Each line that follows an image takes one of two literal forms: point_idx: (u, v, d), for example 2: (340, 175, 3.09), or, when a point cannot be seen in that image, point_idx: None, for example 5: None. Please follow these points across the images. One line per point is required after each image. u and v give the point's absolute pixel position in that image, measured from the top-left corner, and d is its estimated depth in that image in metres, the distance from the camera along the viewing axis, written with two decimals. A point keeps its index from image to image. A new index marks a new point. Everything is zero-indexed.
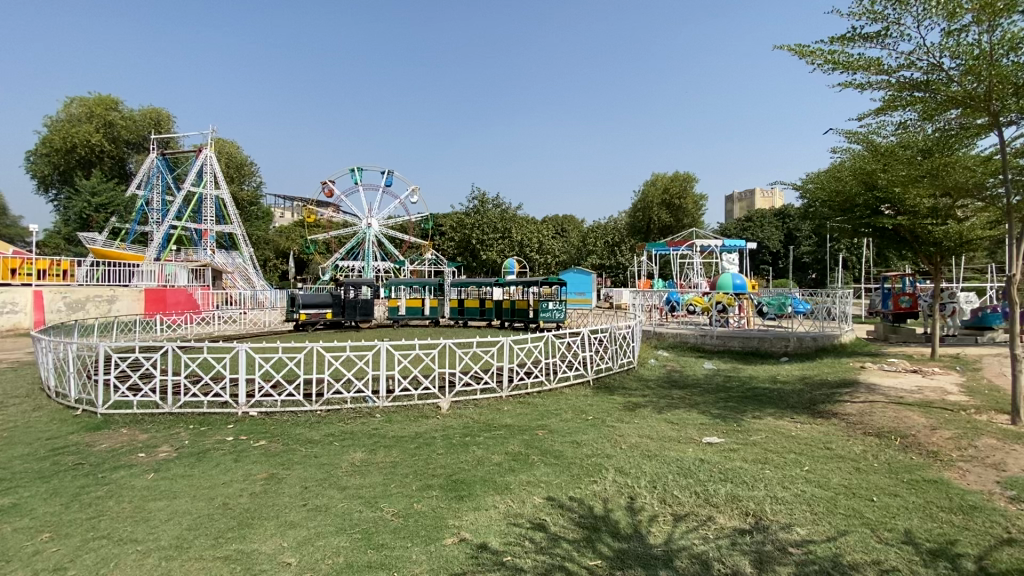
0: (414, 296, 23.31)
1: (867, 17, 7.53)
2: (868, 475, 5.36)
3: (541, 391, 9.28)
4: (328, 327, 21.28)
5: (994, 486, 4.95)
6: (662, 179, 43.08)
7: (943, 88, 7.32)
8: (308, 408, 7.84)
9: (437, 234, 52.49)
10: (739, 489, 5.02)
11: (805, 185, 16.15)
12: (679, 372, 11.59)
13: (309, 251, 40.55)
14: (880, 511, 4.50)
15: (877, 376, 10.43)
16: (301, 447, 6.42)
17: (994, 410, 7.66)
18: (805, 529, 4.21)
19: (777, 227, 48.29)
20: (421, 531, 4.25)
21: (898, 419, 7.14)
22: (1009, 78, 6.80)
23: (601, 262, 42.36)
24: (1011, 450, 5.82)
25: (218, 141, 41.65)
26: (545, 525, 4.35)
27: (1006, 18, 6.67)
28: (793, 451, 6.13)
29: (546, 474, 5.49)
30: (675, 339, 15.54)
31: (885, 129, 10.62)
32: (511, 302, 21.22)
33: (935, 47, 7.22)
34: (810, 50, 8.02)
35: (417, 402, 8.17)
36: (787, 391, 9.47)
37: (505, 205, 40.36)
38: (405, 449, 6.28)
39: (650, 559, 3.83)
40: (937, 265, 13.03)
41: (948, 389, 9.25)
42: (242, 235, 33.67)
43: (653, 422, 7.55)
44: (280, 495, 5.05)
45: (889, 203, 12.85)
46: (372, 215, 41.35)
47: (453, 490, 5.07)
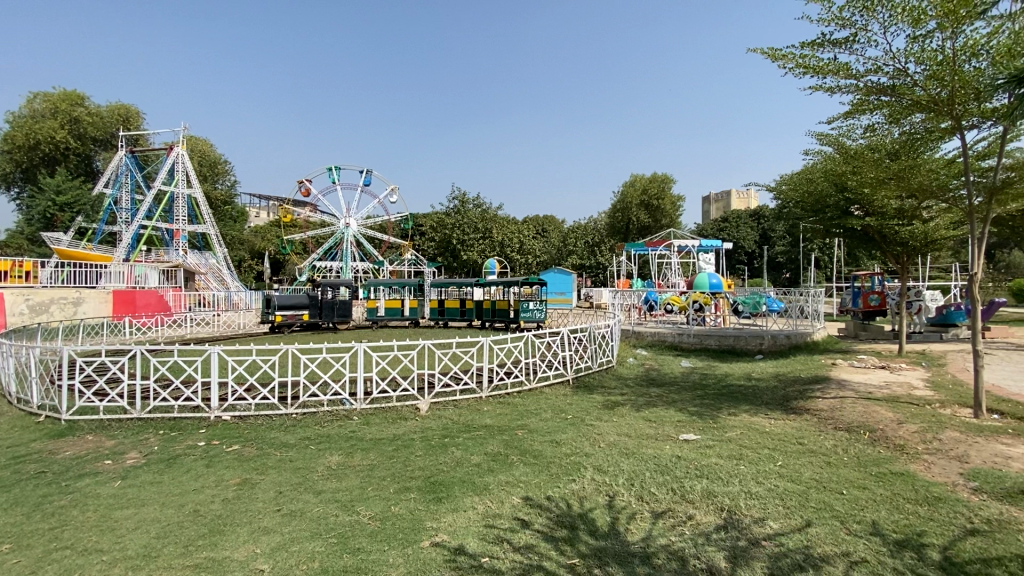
0: (393, 297, 23.11)
1: (836, 23, 7.76)
2: (839, 468, 5.49)
3: (521, 391, 9.26)
4: (304, 328, 20.94)
5: (957, 478, 5.13)
6: (641, 179, 43.57)
7: (909, 92, 7.56)
8: (284, 411, 7.68)
9: (417, 234, 52.19)
10: (714, 485, 5.10)
11: (777, 187, 16.49)
12: (657, 371, 11.71)
13: (286, 252, 39.87)
14: (849, 504, 4.62)
15: (847, 373, 10.73)
16: (276, 451, 6.29)
17: (958, 404, 7.95)
18: (777, 523, 4.30)
19: (752, 227, 49.29)
20: (398, 534, 4.20)
21: (866, 413, 7.35)
22: (971, 84, 7.03)
23: (581, 262, 42.70)
24: (973, 442, 6.03)
25: (190, 138, 40.63)
26: (523, 525, 4.35)
27: (968, 26, 6.91)
28: (767, 447, 6.24)
29: (524, 474, 5.49)
30: (653, 338, 15.70)
31: (854, 132, 10.90)
32: (491, 302, 21.18)
33: (901, 52, 7.46)
34: (783, 53, 8.21)
35: (395, 404, 8.08)
36: (762, 388, 9.66)
37: (486, 205, 40.25)
38: (383, 452, 6.21)
39: (628, 557, 3.85)
40: (904, 264, 13.42)
41: (914, 384, 9.55)
42: (215, 235, 32.86)
43: (632, 420, 7.61)
44: (253, 500, 4.93)
45: (858, 205, 13.19)
46: (350, 215, 40.84)
47: (431, 491, 5.04)
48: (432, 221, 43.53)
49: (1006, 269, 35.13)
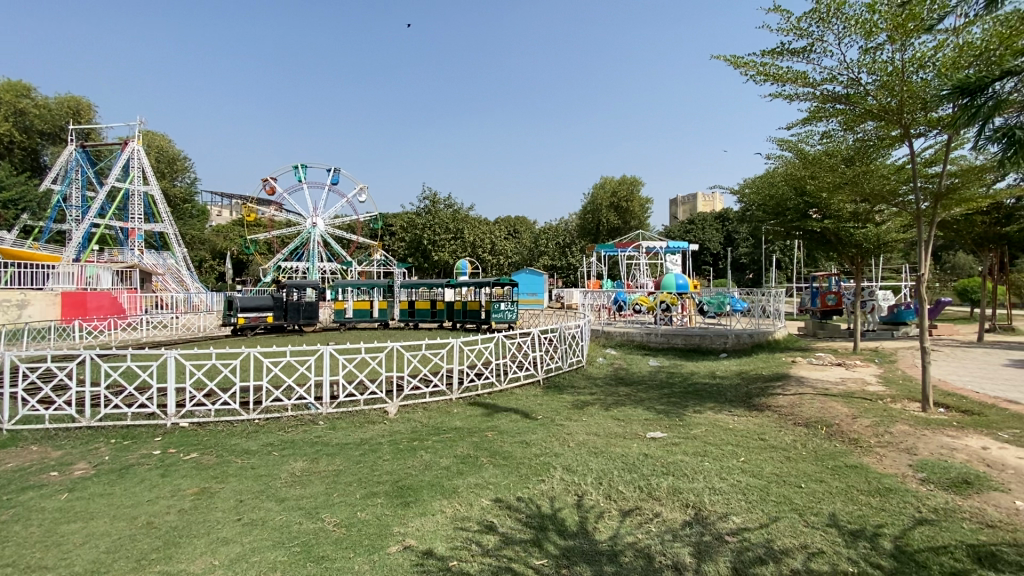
0: (362, 298, 22.70)
1: (794, 33, 8.05)
2: (797, 463, 5.69)
3: (492, 393, 9.22)
4: (269, 330, 20.33)
5: (907, 469, 5.38)
6: (610, 182, 44.13)
7: (861, 101, 7.90)
8: (245, 417, 7.44)
9: (387, 234, 51.55)
10: (680, 481, 5.21)
11: (741, 190, 16.94)
12: (625, 370, 11.90)
13: (250, 252, 38.66)
14: (807, 497, 4.78)
15: (806, 370, 11.16)
16: (237, 458, 6.08)
17: (907, 399, 8.36)
18: (740, 518, 4.41)
19: (717, 229, 50.61)
20: (364, 540, 4.11)
21: (823, 409, 7.64)
22: (918, 94, 7.40)
23: (553, 263, 43.04)
24: (921, 435, 6.34)
25: (146, 134, 38.93)
26: (492, 527, 4.34)
27: (916, 39, 7.26)
28: (730, 443, 6.40)
29: (494, 475, 5.47)
30: (622, 338, 15.91)
31: (812, 138, 11.26)
32: (462, 304, 21.05)
33: (854, 63, 7.80)
34: (744, 61, 8.46)
35: (363, 408, 7.93)
36: (726, 386, 9.93)
37: (457, 205, 40.05)
38: (350, 456, 6.07)
39: (595, 556, 3.87)
40: (859, 266, 13.99)
41: (868, 380, 10.01)
42: (174, 234, 31.57)
43: (600, 419, 7.70)
44: (211, 510, 4.74)
45: (816, 207, 13.68)
46: (317, 214, 39.93)
47: (399, 496, 4.95)
48: (403, 221, 43.06)
49: (951, 269, 37.25)
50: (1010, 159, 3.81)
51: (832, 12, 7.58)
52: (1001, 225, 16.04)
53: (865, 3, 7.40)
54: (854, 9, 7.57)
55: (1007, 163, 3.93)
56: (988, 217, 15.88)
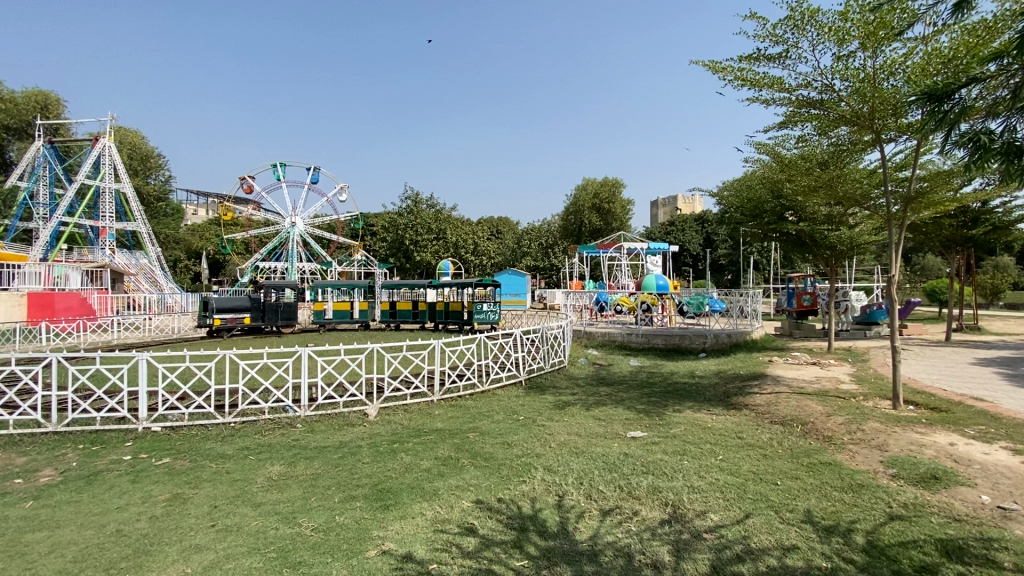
0: (342, 298, 22.42)
1: (770, 39, 8.22)
2: (773, 460, 5.79)
3: (473, 394, 9.18)
4: (245, 331, 19.94)
5: (878, 465, 5.52)
6: (592, 184, 44.40)
7: (834, 106, 8.11)
8: (221, 420, 7.28)
9: (368, 235, 51.09)
10: (660, 480, 5.25)
11: (720, 193, 17.21)
12: (607, 370, 11.99)
13: (227, 252, 37.86)
14: (782, 494, 4.87)
15: (783, 369, 11.40)
16: (212, 463, 5.94)
17: (878, 397, 8.60)
18: (717, 515, 4.48)
19: (697, 231, 51.33)
20: (342, 545, 4.05)
21: (799, 407, 7.80)
22: (889, 100, 7.61)
23: (535, 264, 43.23)
24: (891, 432, 6.52)
25: (118, 130, 37.82)
26: (472, 529, 4.32)
27: (887, 47, 7.47)
28: (708, 442, 6.48)
29: (475, 477, 5.44)
30: (604, 338, 16.00)
31: (788, 142, 11.47)
32: (445, 304, 20.92)
33: (827, 70, 7.99)
34: (722, 66, 8.60)
35: (342, 411, 7.81)
36: (705, 385, 10.09)
37: (439, 205, 39.86)
38: (329, 460, 5.98)
39: (575, 556, 3.88)
40: (833, 267, 14.34)
41: (841, 378, 10.27)
42: (147, 233, 30.81)
43: (582, 419, 7.73)
44: (184, 517, 4.63)
45: (792, 210, 13.99)
46: (297, 214, 39.31)
47: (378, 499, 4.90)
48: (384, 221, 42.71)
49: (921, 271, 38.43)
50: (975, 164, 3.93)
51: (806, 19, 7.75)
52: (967, 229, 16.60)
53: (837, 12, 7.59)
54: (827, 17, 7.75)
55: (973, 167, 4.05)
56: (956, 220, 16.41)
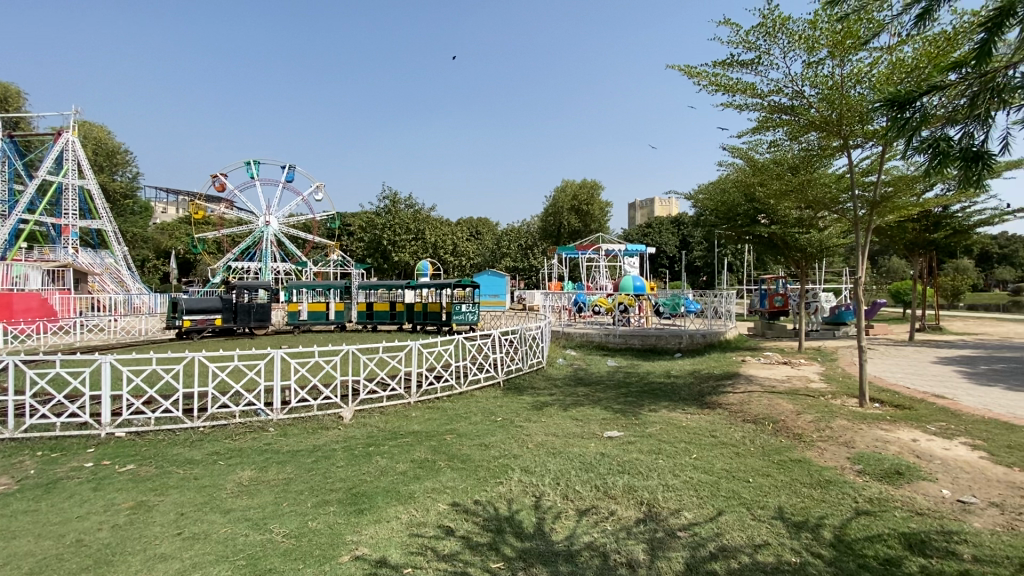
0: (317, 299, 22.03)
1: (743, 46, 8.40)
2: (745, 458, 5.91)
3: (451, 396, 9.12)
4: (217, 333, 19.44)
5: (846, 461, 5.67)
6: (571, 186, 44.62)
7: (804, 112, 8.34)
8: (189, 425, 7.06)
9: (345, 235, 50.43)
10: (635, 480, 5.29)
11: (695, 196, 17.51)
12: (585, 371, 12.06)
13: (198, 252, 36.88)
14: (754, 491, 4.97)
15: (755, 368, 11.63)
16: (179, 469, 5.76)
17: (846, 395, 8.86)
18: (691, 513, 4.54)
19: (673, 233, 52.12)
20: (314, 551, 3.97)
21: (770, 406, 7.97)
22: (856, 107, 7.84)
23: (515, 265, 43.40)
24: (858, 429, 6.72)
25: (82, 125, 36.47)
26: (449, 531, 4.29)
27: (854, 56, 7.72)
28: (683, 441, 6.56)
29: (452, 479, 5.40)
30: (582, 339, 16.10)
31: (761, 147, 11.71)
32: (423, 305, 20.76)
33: (798, 77, 8.20)
34: (697, 71, 8.75)
35: (316, 414, 7.66)
36: (681, 385, 10.23)
37: (417, 205, 39.55)
38: (301, 464, 5.86)
39: (552, 556, 3.89)
40: (803, 269, 14.71)
41: (810, 377, 10.54)
42: (112, 231, 29.84)
43: (559, 420, 7.74)
44: (149, 525, 4.47)
45: (765, 213, 14.33)
46: (271, 213, 38.49)
47: (352, 504, 4.82)
48: (362, 221, 42.18)
49: (887, 273, 39.75)
50: (934, 169, 4.08)
51: (777, 27, 7.94)
52: (929, 232, 17.26)
53: (807, 20, 7.80)
54: (797, 25, 7.96)
55: (933, 172, 4.19)
56: (919, 224, 17.04)
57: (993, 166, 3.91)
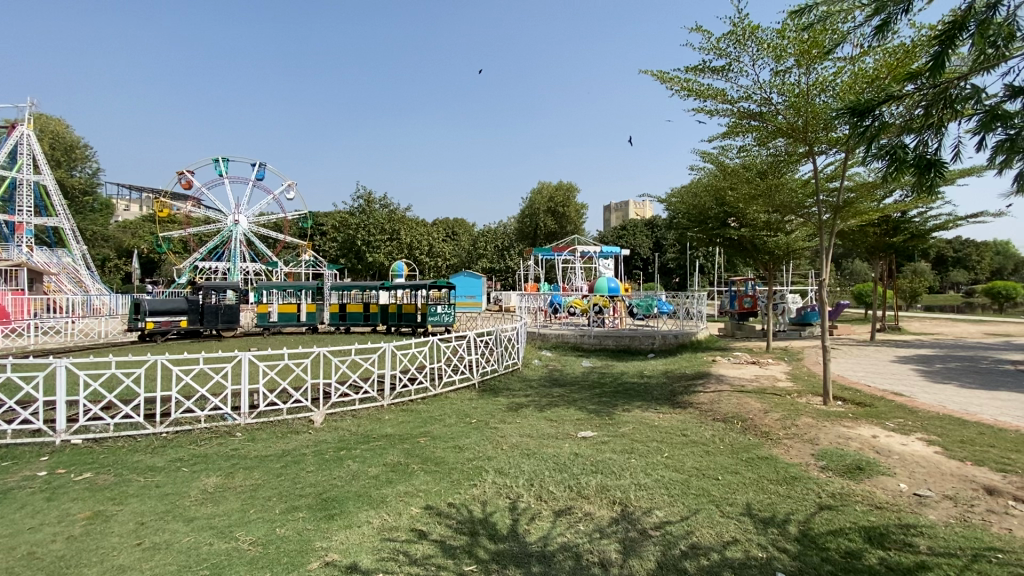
0: (288, 301, 21.50)
1: (714, 53, 8.59)
2: (715, 456, 6.03)
3: (425, 398, 9.02)
4: (181, 335, 18.78)
5: (810, 458, 5.85)
6: (547, 187, 44.82)
7: (772, 119, 8.59)
8: (151, 431, 6.80)
9: (317, 235, 49.54)
10: (608, 479, 5.34)
11: (668, 199, 17.82)
12: (559, 371, 12.12)
13: (163, 251, 35.63)
14: (723, 488, 5.08)
15: (725, 368, 11.89)
16: (139, 477, 5.55)
17: (811, 393, 9.14)
18: (663, 511, 4.61)
19: (647, 236, 52.94)
20: (282, 558, 3.87)
21: (739, 405, 8.15)
22: (820, 115, 8.12)
23: (491, 266, 43.50)
24: (821, 426, 6.93)
25: (38, 118, 34.81)
26: (422, 535, 4.24)
27: (819, 65, 7.98)
28: (655, 441, 6.64)
29: (425, 483, 5.35)
30: (557, 339, 16.19)
31: (731, 152, 11.99)
32: (397, 306, 20.55)
33: (766, 84, 8.44)
34: (670, 76, 8.90)
35: (286, 418, 7.49)
36: (654, 384, 10.38)
37: (392, 205, 39.12)
38: (269, 470, 5.71)
39: (525, 557, 3.89)
40: (771, 271, 15.11)
41: (778, 377, 10.84)
42: (70, 229, 28.59)
43: (534, 421, 7.76)
44: (106, 536, 4.28)
45: (734, 217, 14.68)
46: (240, 211, 37.46)
47: (322, 509, 4.72)
48: (335, 221, 41.49)
49: (850, 276, 41.31)
50: (892, 175, 4.23)
51: (747, 35, 8.15)
52: (889, 236, 17.98)
53: (775, 29, 8.03)
54: (766, 33, 8.19)
55: (890, 179, 4.35)
56: (879, 228, 17.73)
57: (945, 174, 4.05)
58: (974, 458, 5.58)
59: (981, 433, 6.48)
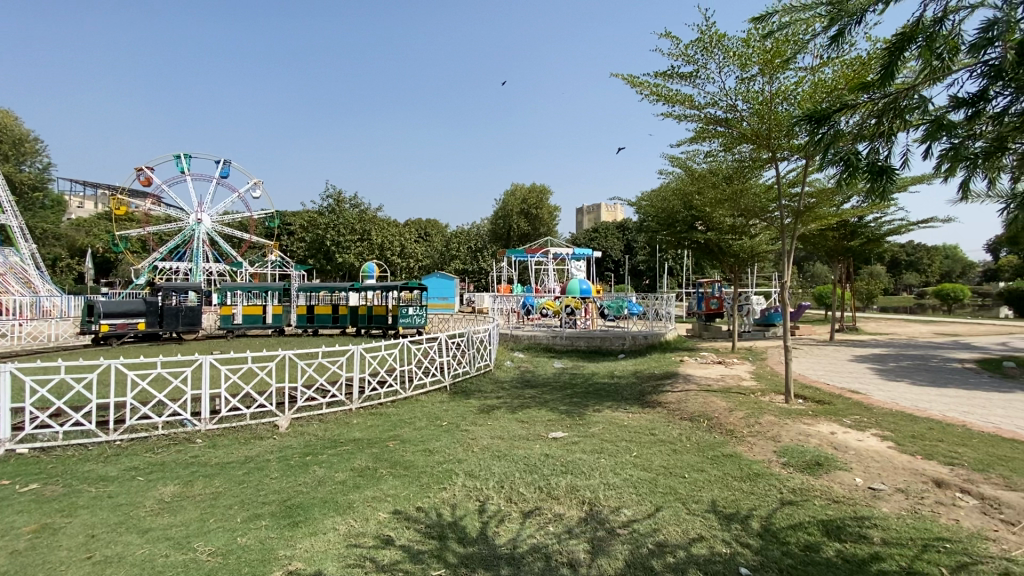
0: (253, 302, 20.79)
1: (682, 59, 8.79)
2: (681, 454, 6.15)
3: (395, 401, 8.90)
4: (139, 339, 18.03)
5: (772, 455, 6.02)
6: (520, 189, 44.95)
7: (737, 125, 8.84)
8: (104, 439, 6.49)
9: (285, 235, 48.40)
10: (577, 479, 5.38)
11: (638, 203, 18.12)
12: (531, 373, 12.16)
13: (119, 250, 34.14)
14: (689, 486, 5.18)
15: (692, 368, 12.15)
16: (91, 487, 5.29)
17: (774, 392, 9.42)
18: (631, 510, 4.68)
19: (618, 238, 53.67)
20: (243, 568, 3.76)
21: (705, 404, 8.33)
22: (782, 123, 8.40)
23: (464, 267, 43.36)
24: (783, 424, 7.15)
25: None
26: (389, 540, 4.18)
27: (781, 74, 8.26)
28: (624, 440, 6.73)
29: (393, 487, 5.27)
30: (529, 341, 16.23)
31: (697, 157, 12.29)
32: (367, 308, 20.26)
33: (732, 91, 8.67)
34: (640, 81, 9.05)
35: (250, 423, 7.28)
36: (623, 385, 10.52)
37: (363, 205, 38.52)
38: (231, 477, 5.53)
39: (494, 560, 3.88)
40: (737, 274, 15.51)
41: (743, 376, 11.14)
42: (18, 227, 27.10)
43: (505, 422, 7.76)
44: (54, 549, 4.07)
45: (701, 221, 15.06)
46: (203, 209, 36.21)
47: (287, 516, 4.59)
48: (304, 220, 40.56)
49: (812, 278, 42.87)
50: (846, 181, 4.39)
51: (714, 42, 8.36)
52: (847, 240, 18.74)
53: (740, 38, 8.27)
54: (731, 42, 8.43)
55: (845, 184, 4.51)
56: (838, 232, 18.45)
57: (896, 181, 4.22)
58: (924, 452, 5.85)
59: (931, 428, 6.82)
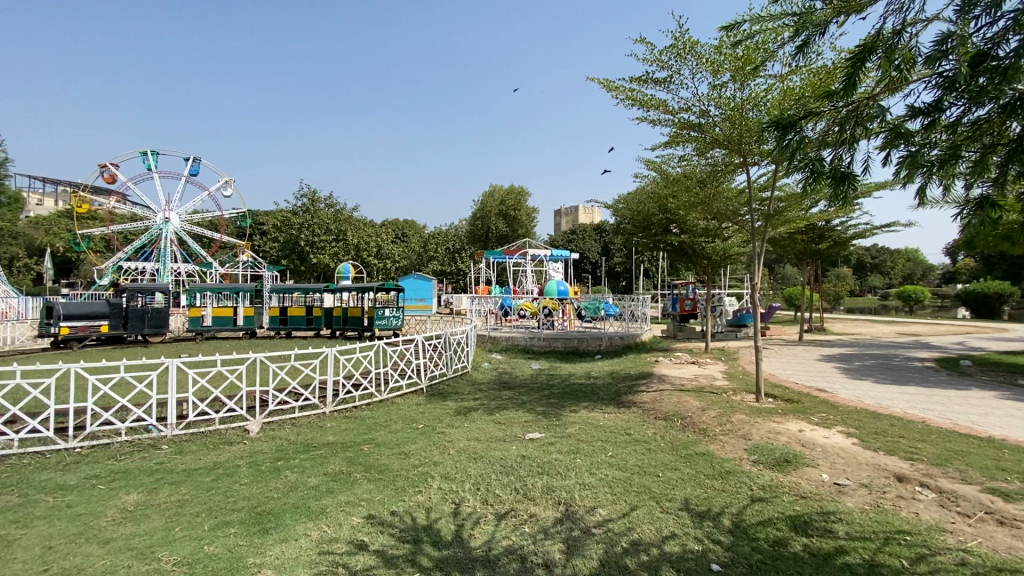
0: (224, 304, 20.28)
1: (656, 64, 8.93)
2: (655, 453, 6.24)
3: (370, 404, 8.78)
4: (102, 342, 17.35)
5: (743, 453, 6.16)
6: (498, 190, 45.00)
7: (709, 130, 9.03)
8: (63, 446, 6.23)
9: (257, 235, 47.33)
10: (553, 480, 5.40)
11: (614, 205, 18.30)
12: (508, 374, 12.15)
13: (81, 249, 32.84)
14: (663, 485, 5.26)
15: (667, 368, 12.35)
16: (48, 496, 5.06)
17: (745, 391, 9.64)
18: (606, 509, 4.72)
19: (596, 240, 54.18)
20: None
21: (679, 403, 8.46)
22: (752, 128, 8.62)
23: (442, 268, 43.12)
24: (754, 422, 7.32)
25: None
26: (363, 546, 4.12)
27: (751, 81, 8.47)
28: (600, 440, 6.78)
29: (368, 491, 5.20)
30: (507, 342, 16.23)
31: (672, 161, 12.48)
32: (343, 310, 19.99)
33: (704, 97, 8.85)
34: (616, 85, 9.17)
35: (219, 428, 7.09)
36: (599, 385, 10.62)
37: (339, 205, 37.98)
38: (198, 483, 5.37)
39: (469, 563, 3.86)
40: (710, 276, 15.79)
41: (716, 376, 11.37)
42: None
43: (482, 424, 7.74)
44: (8, 562, 3.88)
45: (676, 223, 15.32)
46: (171, 208, 35.16)
47: (256, 523, 4.49)
48: (278, 220, 39.76)
49: (782, 280, 44.03)
50: (811, 186, 4.51)
51: (687, 49, 8.53)
52: (815, 243, 19.31)
53: (712, 45, 8.44)
54: (704, 49, 8.60)
55: (810, 188, 4.63)
56: (806, 236, 19.03)
57: (857, 187, 4.37)
58: (886, 448, 6.07)
59: (893, 425, 7.07)
